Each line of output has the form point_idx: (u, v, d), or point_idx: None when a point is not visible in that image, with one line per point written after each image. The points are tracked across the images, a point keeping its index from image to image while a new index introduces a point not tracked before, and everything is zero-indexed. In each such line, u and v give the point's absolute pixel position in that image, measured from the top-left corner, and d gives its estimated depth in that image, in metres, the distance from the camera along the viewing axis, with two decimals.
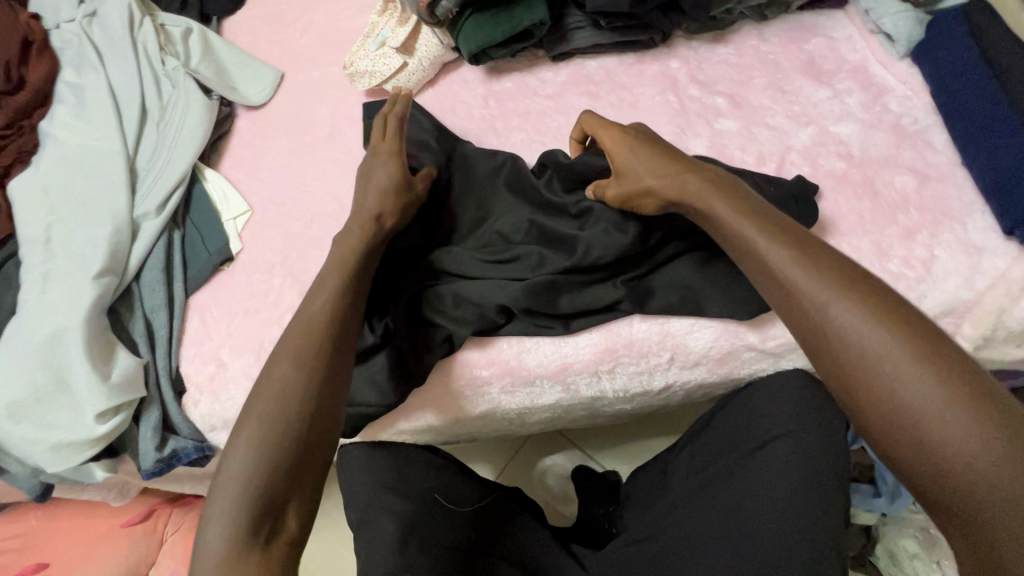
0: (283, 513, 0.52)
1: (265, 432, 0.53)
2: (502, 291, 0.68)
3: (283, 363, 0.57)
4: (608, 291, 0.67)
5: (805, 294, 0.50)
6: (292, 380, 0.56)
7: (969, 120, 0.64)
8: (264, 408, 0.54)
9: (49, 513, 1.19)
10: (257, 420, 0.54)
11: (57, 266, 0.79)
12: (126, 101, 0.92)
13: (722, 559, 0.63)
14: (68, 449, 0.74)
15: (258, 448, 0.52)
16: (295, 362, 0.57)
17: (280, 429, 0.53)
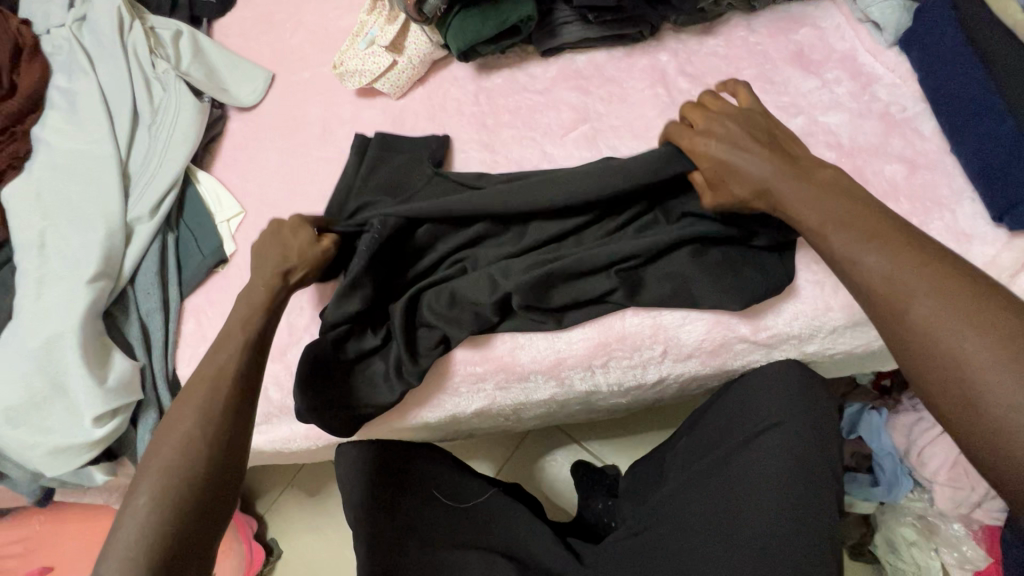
0: (188, 569, 0.50)
1: (166, 486, 0.51)
2: (497, 287, 0.67)
3: (181, 419, 0.55)
4: (602, 282, 0.66)
5: (861, 266, 0.49)
6: (195, 437, 0.54)
7: (957, 107, 0.63)
8: (163, 464, 0.53)
9: (52, 518, 1.20)
10: (155, 474, 0.52)
11: (52, 272, 0.79)
12: (117, 105, 0.92)
13: (717, 552, 0.63)
14: (66, 453, 0.74)
15: (153, 506, 0.50)
16: (195, 414, 0.55)
17: (179, 482, 0.52)
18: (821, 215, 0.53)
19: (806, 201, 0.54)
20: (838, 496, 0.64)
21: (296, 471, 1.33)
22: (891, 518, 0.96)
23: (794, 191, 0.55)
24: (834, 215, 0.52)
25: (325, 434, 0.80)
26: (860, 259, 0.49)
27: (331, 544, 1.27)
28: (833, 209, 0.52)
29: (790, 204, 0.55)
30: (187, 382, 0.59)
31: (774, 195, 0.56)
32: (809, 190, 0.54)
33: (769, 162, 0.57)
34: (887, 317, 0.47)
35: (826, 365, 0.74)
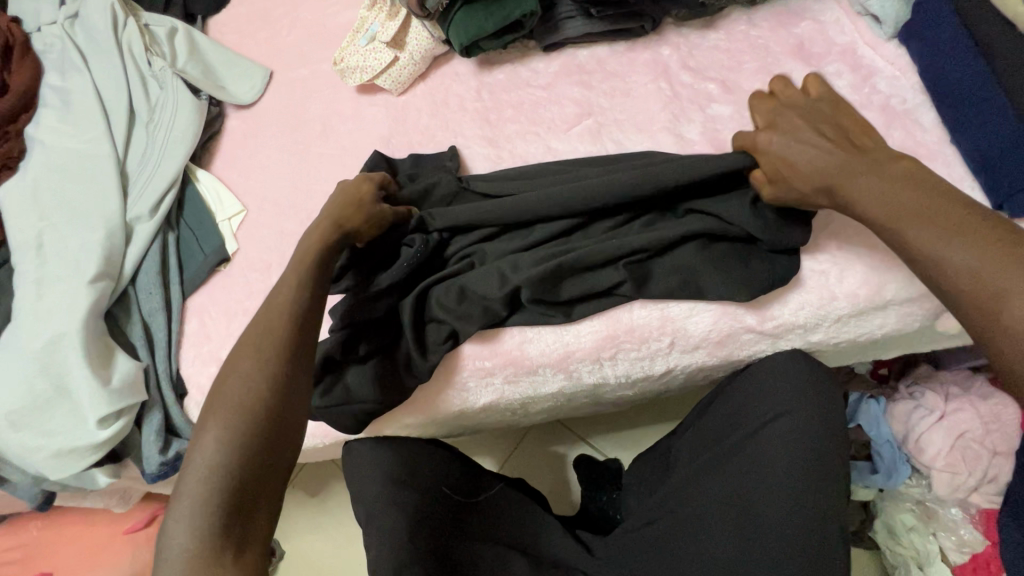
0: (256, 517, 0.50)
1: (236, 423, 0.52)
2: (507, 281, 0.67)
3: (247, 358, 0.56)
4: (610, 274, 0.67)
5: (951, 260, 0.48)
6: (260, 384, 0.55)
7: (955, 98, 0.65)
8: (232, 403, 0.54)
9: (50, 524, 1.19)
10: (224, 410, 0.53)
11: (52, 272, 0.78)
12: (114, 104, 0.90)
13: (726, 539, 0.65)
14: (70, 455, 0.73)
15: (222, 446, 0.51)
16: (260, 360, 0.56)
17: (249, 424, 0.53)
18: (899, 199, 0.52)
19: (877, 189, 0.54)
20: (845, 482, 0.65)
21: (297, 471, 1.32)
22: (891, 505, 0.97)
23: (861, 175, 0.55)
24: (903, 205, 0.52)
25: (333, 431, 0.80)
26: (934, 245, 0.49)
27: (333, 543, 1.26)
28: (909, 198, 0.52)
29: (862, 189, 0.54)
30: (247, 330, 0.59)
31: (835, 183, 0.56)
32: (883, 177, 0.54)
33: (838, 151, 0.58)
34: (978, 313, 0.46)
35: (830, 354, 0.75)
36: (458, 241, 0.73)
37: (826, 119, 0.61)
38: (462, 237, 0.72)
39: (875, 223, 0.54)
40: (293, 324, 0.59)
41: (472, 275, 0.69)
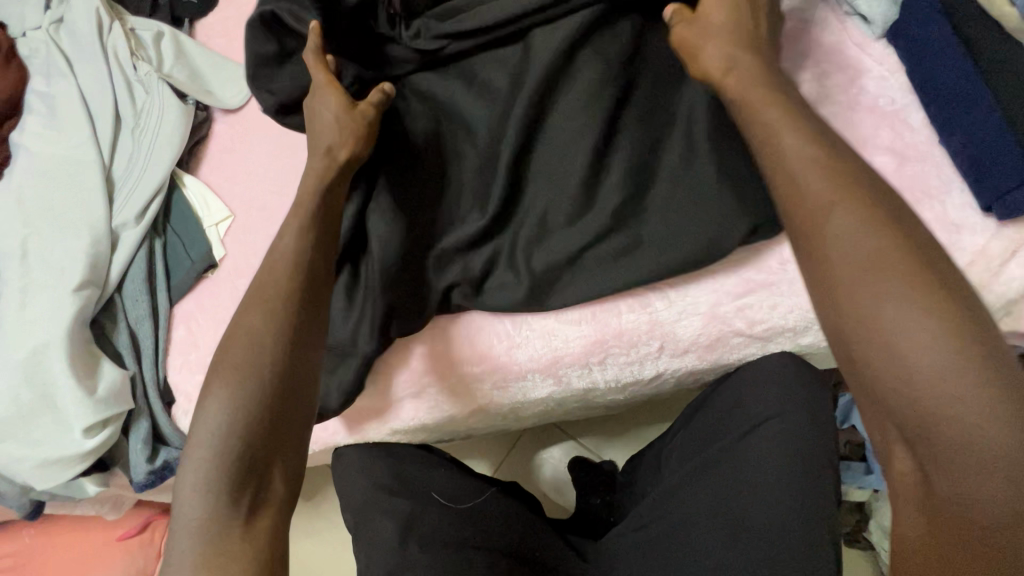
0: (269, 479, 0.51)
1: (239, 389, 0.52)
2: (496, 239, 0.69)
3: (251, 320, 0.55)
4: (592, 227, 0.66)
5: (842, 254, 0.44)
6: (266, 345, 0.54)
7: (942, 98, 0.64)
8: (235, 368, 0.53)
9: (42, 531, 1.18)
10: (228, 375, 0.53)
11: (37, 281, 0.77)
12: (99, 109, 0.90)
13: (714, 542, 0.65)
14: (56, 466, 0.73)
15: (228, 410, 0.51)
16: (263, 322, 0.55)
17: (253, 389, 0.52)
18: (870, 256, 0.43)
19: (852, 235, 0.44)
20: (836, 486, 0.64)
21: None
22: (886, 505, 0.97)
23: (830, 196, 0.45)
24: (867, 259, 0.43)
25: (325, 439, 0.81)
26: (891, 314, 0.41)
27: (328, 547, 1.26)
28: (874, 264, 0.42)
29: (832, 229, 0.45)
30: (252, 288, 0.58)
31: (806, 203, 0.46)
32: (853, 225, 0.44)
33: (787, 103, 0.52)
34: (856, 325, 0.42)
35: (820, 356, 0.74)
36: (425, 215, 0.70)
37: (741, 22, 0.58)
38: (432, 211, 0.70)
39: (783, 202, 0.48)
40: (293, 284, 0.57)
41: (446, 249, 0.69)
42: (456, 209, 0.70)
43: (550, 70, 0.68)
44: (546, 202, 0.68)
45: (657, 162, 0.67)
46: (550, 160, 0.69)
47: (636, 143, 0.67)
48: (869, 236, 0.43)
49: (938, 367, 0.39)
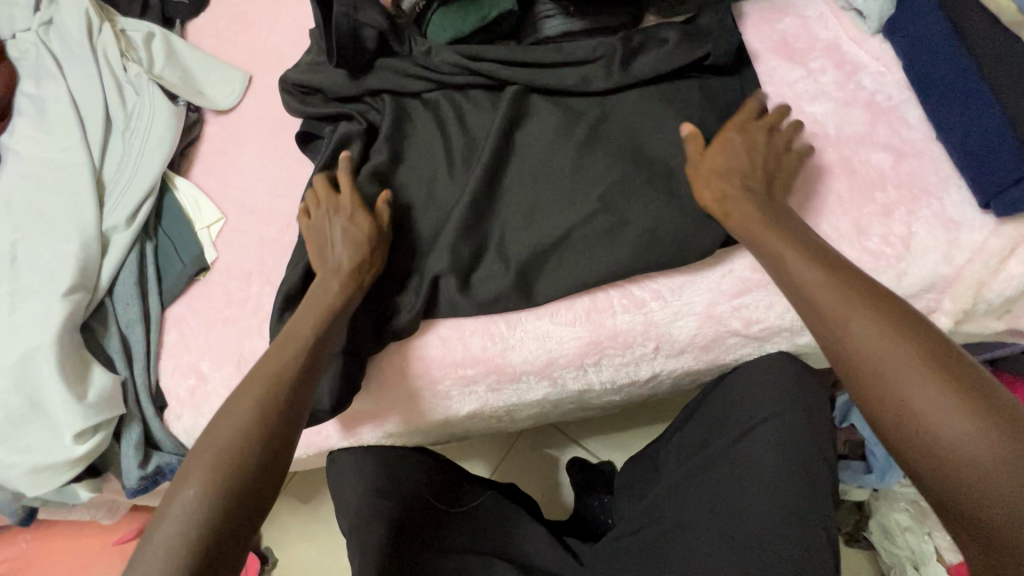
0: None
1: (215, 475, 0.51)
2: (478, 228, 0.69)
3: (243, 405, 0.56)
4: (573, 215, 0.67)
5: (836, 320, 0.51)
6: (248, 432, 0.54)
7: (940, 94, 0.63)
8: (215, 453, 0.53)
9: (38, 536, 1.17)
10: (208, 460, 0.53)
11: (27, 285, 0.76)
12: (89, 112, 0.89)
13: (713, 546, 0.63)
14: (46, 472, 0.72)
15: (201, 497, 0.50)
16: (252, 408, 0.56)
17: (228, 478, 0.52)
18: (901, 361, 0.47)
19: (876, 344, 0.48)
20: (832, 487, 0.64)
21: (289, 479, 1.31)
22: (886, 505, 0.98)
23: (844, 308, 0.50)
24: (892, 363, 0.47)
25: (316, 442, 0.79)
26: (932, 410, 0.45)
27: (327, 551, 1.26)
28: (899, 366, 0.47)
29: (857, 342, 0.49)
30: (250, 371, 0.59)
31: (825, 316, 0.51)
32: (872, 334, 0.49)
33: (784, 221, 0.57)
34: (863, 380, 0.49)
35: (818, 356, 0.73)
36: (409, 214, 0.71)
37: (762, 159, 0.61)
38: (421, 205, 0.72)
39: (780, 277, 0.56)
40: (284, 372, 0.58)
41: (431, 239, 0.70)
42: (444, 199, 0.71)
43: (530, 77, 0.72)
44: (531, 192, 0.69)
45: (643, 150, 0.69)
46: (533, 155, 0.71)
47: (606, 138, 0.70)
48: (890, 342, 0.48)
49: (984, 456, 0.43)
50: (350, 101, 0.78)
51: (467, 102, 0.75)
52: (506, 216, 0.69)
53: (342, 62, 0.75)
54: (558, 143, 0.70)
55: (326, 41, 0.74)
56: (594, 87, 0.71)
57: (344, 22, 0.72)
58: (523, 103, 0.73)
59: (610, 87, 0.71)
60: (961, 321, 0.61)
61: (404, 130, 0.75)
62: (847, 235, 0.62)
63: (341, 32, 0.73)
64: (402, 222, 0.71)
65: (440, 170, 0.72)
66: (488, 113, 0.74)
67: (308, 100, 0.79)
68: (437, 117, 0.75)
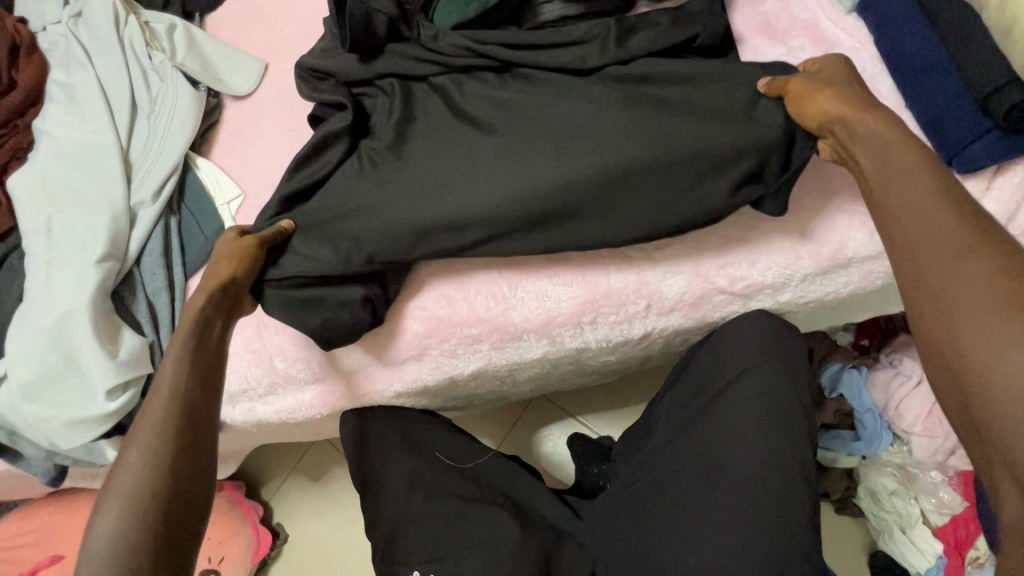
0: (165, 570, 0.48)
1: (130, 489, 0.50)
2: (488, 184, 0.68)
3: (145, 425, 0.54)
4: (588, 166, 0.66)
5: (927, 236, 0.49)
6: (161, 439, 0.53)
7: (907, 65, 0.67)
8: (129, 470, 0.51)
9: (62, 508, 1.23)
10: (121, 485, 0.50)
11: (60, 254, 0.82)
12: (116, 96, 0.94)
13: (698, 489, 0.69)
14: (80, 425, 0.77)
15: (116, 550, 0.47)
16: (151, 451, 0.52)
17: (151, 482, 0.50)
18: (982, 302, 0.44)
19: (967, 286, 0.45)
20: (811, 431, 0.68)
21: (300, 457, 1.36)
22: (873, 471, 1.01)
23: (935, 218, 0.49)
24: (978, 303, 0.44)
25: (329, 401, 0.82)
26: (1004, 354, 0.42)
27: (336, 525, 1.30)
28: (976, 307, 0.44)
29: (948, 271, 0.47)
30: (136, 419, 0.55)
31: (925, 260, 0.49)
32: (974, 274, 0.45)
33: (922, 165, 0.53)
34: (921, 289, 0.48)
35: (801, 316, 0.78)
36: (417, 173, 0.73)
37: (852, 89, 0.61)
38: (412, 165, 0.73)
39: (882, 194, 0.54)
40: (178, 404, 0.56)
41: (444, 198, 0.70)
42: (457, 158, 0.72)
43: (529, 57, 0.77)
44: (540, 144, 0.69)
45: None
46: (548, 113, 0.72)
47: (607, 99, 0.70)
48: (979, 268, 0.45)
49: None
50: (363, 85, 0.83)
51: (472, 81, 0.79)
52: (520, 168, 0.68)
53: (355, 48, 0.80)
54: (559, 110, 0.71)
55: (341, 29, 0.80)
56: (589, 61, 0.75)
57: (357, 9, 0.77)
58: (534, 78, 0.77)
59: (604, 63, 0.75)
60: None
61: (412, 106, 0.80)
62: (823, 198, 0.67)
63: (354, 17, 0.77)
64: (415, 184, 0.71)
65: (451, 134, 0.75)
66: (488, 90, 0.77)
67: (321, 86, 0.84)
68: (444, 98, 0.79)
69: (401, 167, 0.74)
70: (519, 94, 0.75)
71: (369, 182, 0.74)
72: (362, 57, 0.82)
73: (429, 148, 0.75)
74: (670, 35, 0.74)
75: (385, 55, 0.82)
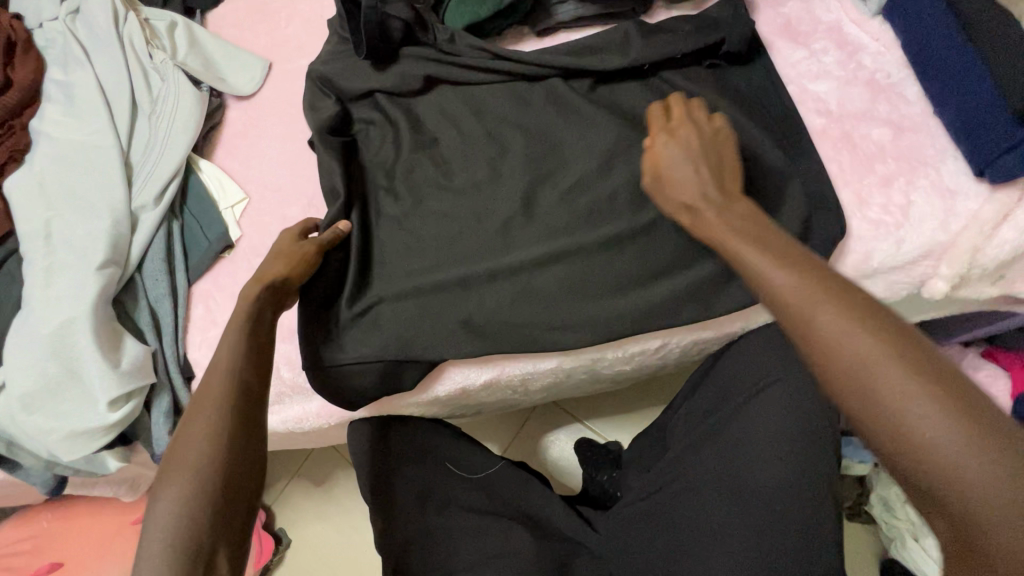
0: (217, 555, 0.48)
1: (193, 467, 0.49)
2: (507, 201, 0.72)
3: (206, 400, 0.53)
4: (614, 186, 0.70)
5: (791, 305, 0.44)
6: (221, 416, 0.52)
7: (936, 70, 0.66)
8: (190, 447, 0.50)
9: (60, 514, 1.20)
10: (186, 459, 0.50)
11: (60, 260, 0.79)
12: (116, 96, 0.92)
13: (718, 503, 0.67)
14: (81, 437, 0.75)
15: (171, 546, 0.46)
16: (213, 433, 0.51)
17: (211, 462, 0.49)
18: (895, 371, 0.38)
19: (840, 336, 0.41)
20: (834, 445, 0.67)
21: (303, 461, 1.35)
22: (886, 478, 1.01)
23: (789, 286, 0.45)
24: (854, 351, 0.40)
25: (338, 412, 0.80)
26: (905, 406, 0.37)
27: (340, 531, 1.29)
28: (889, 375, 0.38)
29: (825, 340, 0.41)
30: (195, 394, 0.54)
31: (787, 311, 0.44)
32: (861, 340, 0.40)
33: (748, 225, 0.52)
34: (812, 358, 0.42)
35: None
36: (443, 193, 0.74)
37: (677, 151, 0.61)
38: (440, 190, 0.74)
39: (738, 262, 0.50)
40: (236, 391, 0.53)
41: (477, 220, 0.72)
42: (482, 177, 0.74)
43: (548, 63, 0.75)
44: (562, 168, 0.72)
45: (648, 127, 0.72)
46: (572, 134, 0.73)
47: (625, 119, 0.73)
48: (869, 336, 0.40)
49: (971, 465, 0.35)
50: (373, 94, 0.79)
51: (488, 91, 0.78)
52: (542, 192, 0.72)
53: (370, 54, 0.77)
54: (578, 138, 0.73)
55: (354, 34, 0.77)
56: (608, 65, 0.73)
57: (371, 15, 0.74)
58: (556, 86, 0.75)
59: (624, 64, 0.73)
60: (957, 286, 0.65)
61: (423, 124, 0.78)
62: (849, 206, 0.65)
63: (368, 24, 0.75)
64: (449, 204, 0.73)
65: (472, 146, 0.75)
66: (504, 106, 0.76)
67: (323, 102, 0.78)
68: (462, 104, 0.78)
69: (432, 192, 0.74)
70: (538, 107, 0.75)
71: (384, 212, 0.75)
72: (377, 64, 0.79)
73: (455, 163, 0.75)
74: (690, 39, 0.73)
75: (399, 61, 0.79)
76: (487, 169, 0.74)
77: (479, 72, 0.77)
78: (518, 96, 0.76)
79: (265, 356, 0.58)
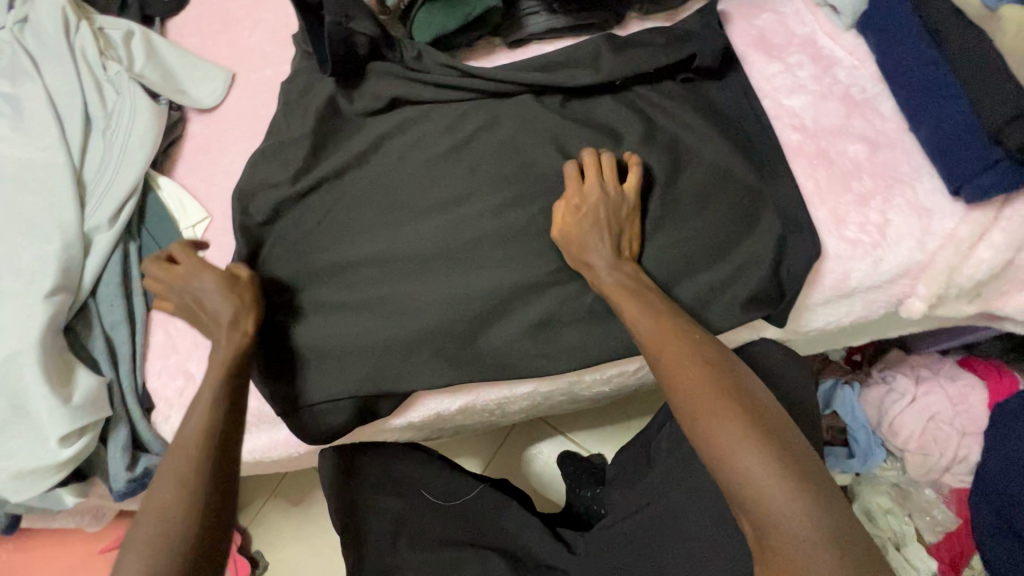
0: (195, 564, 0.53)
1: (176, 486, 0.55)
2: (479, 222, 0.70)
3: (193, 427, 0.59)
4: None
5: (648, 339, 0.57)
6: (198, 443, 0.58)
7: (912, 86, 0.66)
8: (178, 468, 0.56)
9: (18, 546, 1.14)
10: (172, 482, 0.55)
11: (5, 287, 0.75)
12: (67, 110, 0.87)
13: (702, 527, 0.66)
14: (30, 475, 0.71)
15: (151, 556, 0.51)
16: (198, 454, 0.57)
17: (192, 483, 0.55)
18: (709, 390, 0.53)
19: (677, 365, 0.55)
20: None
21: (278, 480, 1.30)
22: (868, 488, 0.98)
23: (649, 324, 0.58)
24: (682, 373, 0.54)
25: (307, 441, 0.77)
26: (711, 419, 0.51)
27: (318, 551, 1.25)
28: (704, 394, 0.53)
29: (669, 366, 0.55)
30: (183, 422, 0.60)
31: (648, 343, 0.57)
32: (689, 368, 0.54)
33: (642, 288, 0.61)
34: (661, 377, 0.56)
35: (801, 342, 0.75)
36: (416, 215, 0.72)
37: (589, 227, 0.63)
38: (416, 211, 0.72)
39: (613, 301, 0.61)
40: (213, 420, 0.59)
41: (452, 242, 0.70)
42: (456, 197, 0.71)
43: (522, 79, 0.72)
44: (535, 187, 0.70)
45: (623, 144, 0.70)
46: (545, 151, 0.71)
47: (601, 134, 0.71)
48: (697, 365, 0.54)
49: (817, 535, 0.45)
50: (337, 110, 0.75)
51: (460, 105, 0.74)
52: (516, 212, 0.70)
53: (336, 71, 0.73)
54: (552, 155, 0.71)
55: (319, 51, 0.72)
56: (580, 79, 0.71)
57: (336, 31, 0.70)
58: (529, 102, 0.73)
59: (597, 80, 0.71)
60: (935, 304, 0.65)
61: (386, 142, 0.75)
62: (826, 225, 0.64)
63: (332, 40, 0.70)
64: (424, 225, 0.71)
65: (444, 164, 0.73)
66: (476, 121, 0.73)
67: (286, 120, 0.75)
68: (433, 121, 0.74)
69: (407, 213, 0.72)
70: (511, 122, 0.73)
71: (347, 239, 0.72)
72: (343, 81, 0.75)
73: (430, 181, 0.72)
74: (665, 54, 0.71)
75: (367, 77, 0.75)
76: (456, 189, 0.71)
77: (450, 87, 0.74)
78: (490, 111, 0.73)
79: (239, 421, 0.61)
